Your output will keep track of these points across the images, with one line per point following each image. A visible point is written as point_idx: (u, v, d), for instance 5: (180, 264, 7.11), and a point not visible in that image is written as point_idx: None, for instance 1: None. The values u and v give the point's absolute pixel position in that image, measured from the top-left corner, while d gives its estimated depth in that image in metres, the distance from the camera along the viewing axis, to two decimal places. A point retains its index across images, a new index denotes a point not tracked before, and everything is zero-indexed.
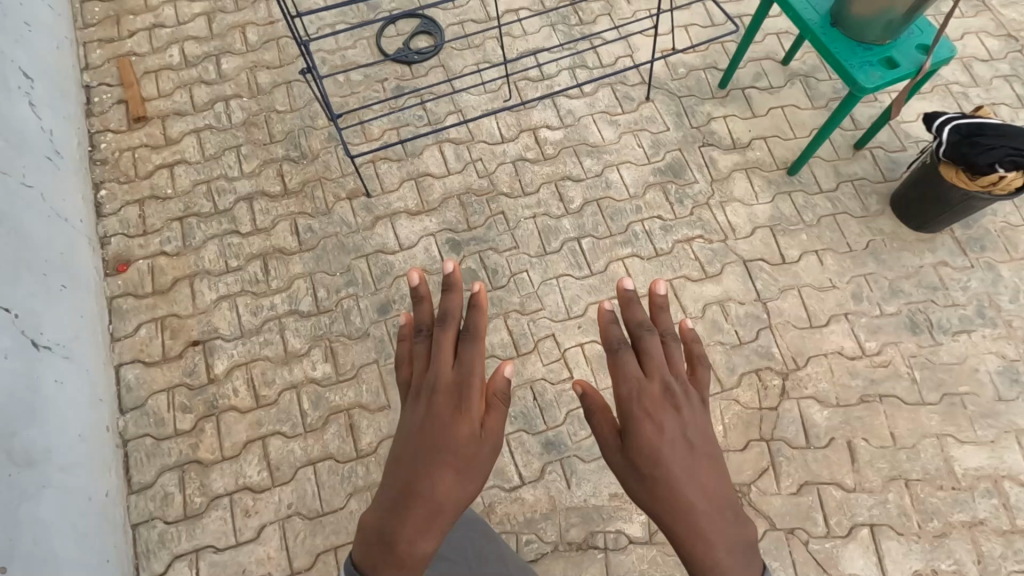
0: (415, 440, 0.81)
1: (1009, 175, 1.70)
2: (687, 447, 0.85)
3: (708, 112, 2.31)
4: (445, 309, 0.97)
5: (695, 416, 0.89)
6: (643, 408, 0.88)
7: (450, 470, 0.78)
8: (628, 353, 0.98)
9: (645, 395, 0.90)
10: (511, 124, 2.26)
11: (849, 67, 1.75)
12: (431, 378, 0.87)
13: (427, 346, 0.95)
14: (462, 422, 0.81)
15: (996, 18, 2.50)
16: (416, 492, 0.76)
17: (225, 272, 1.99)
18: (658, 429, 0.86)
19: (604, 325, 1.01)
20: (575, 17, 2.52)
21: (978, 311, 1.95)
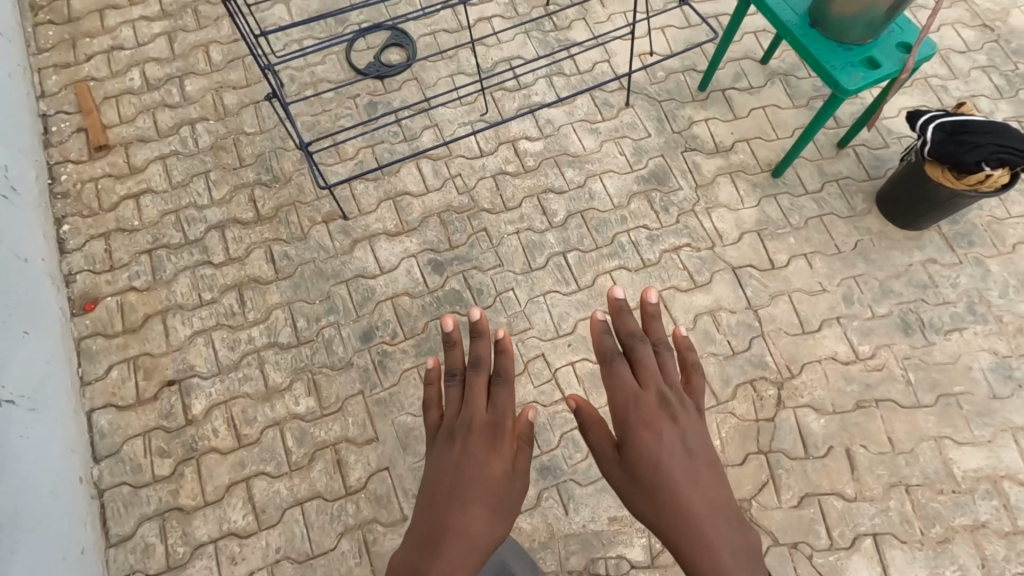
0: (449, 478, 0.89)
1: (995, 173, 1.69)
2: (684, 453, 0.91)
3: (689, 116, 2.27)
4: (478, 355, 1.13)
5: (692, 424, 0.96)
6: (639, 418, 0.96)
7: (483, 507, 0.86)
8: (623, 364, 1.08)
9: (642, 406, 0.98)
10: (489, 137, 2.20)
11: (830, 68, 1.72)
12: (467, 418, 1.00)
13: (460, 388, 1.09)
14: (496, 462, 0.92)
15: (971, 8, 2.49)
16: (449, 529, 0.82)
17: (199, 305, 1.91)
18: (656, 437, 0.93)
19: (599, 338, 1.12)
20: (549, 22, 2.46)
21: (969, 308, 1.93)
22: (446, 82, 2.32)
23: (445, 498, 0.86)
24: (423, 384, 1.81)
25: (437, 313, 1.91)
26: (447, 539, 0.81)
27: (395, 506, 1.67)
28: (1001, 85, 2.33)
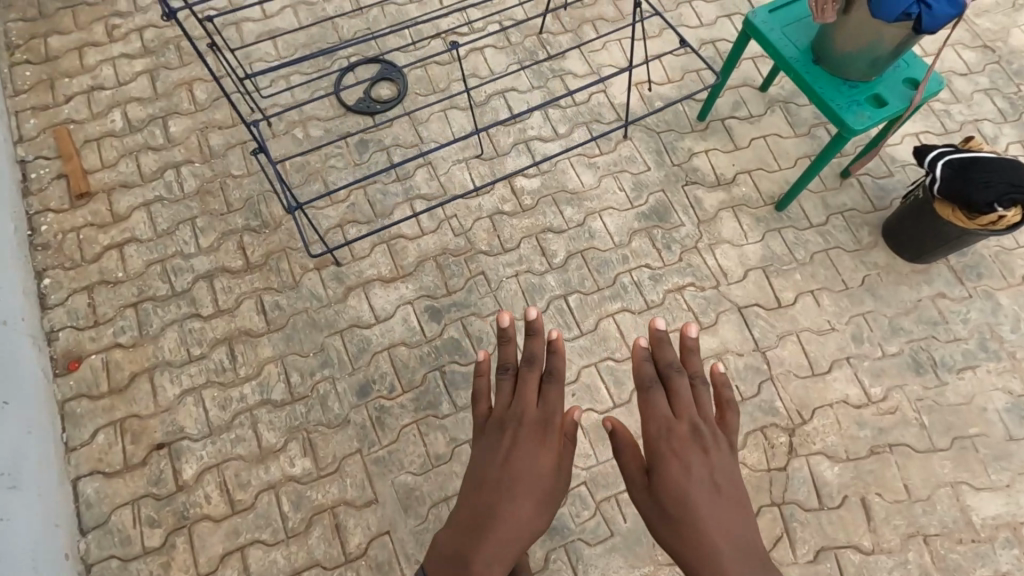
0: (498, 470, 1.03)
1: (1008, 214, 1.63)
2: (710, 485, 1.01)
3: (689, 147, 2.21)
4: (532, 354, 1.24)
5: (720, 461, 1.05)
6: (670, 449, 1.06)
7: (528, 500, 0.99)
8: (659, 395, 1.17)
9: (674, 438, 1.08)
10: (485, 175, 2.15)
11: (836, 107, 1.66)
12: (519, 414, 1.13)
13: (513, 380, 1.22)
14: (543, 459, 1.05)
15: (971, 28, 2.45)
16: (496, 518, 0.96)
17: (188, 361, 1.84)
18: (684, 468, 1.03)
19: (640, 367, 1.21)
20: (542, 52, 2.41)
21: (981, 344, 1.89)
22: (438, 117, 2.26)
23: (494, 489, 1.00)
24: (423, 440, 1.75)
25: (436, 364, 1.85)
26: (494, 528, 0.95)
27: (398, 573, 1.61)
28: (1005, 108, 2.29)
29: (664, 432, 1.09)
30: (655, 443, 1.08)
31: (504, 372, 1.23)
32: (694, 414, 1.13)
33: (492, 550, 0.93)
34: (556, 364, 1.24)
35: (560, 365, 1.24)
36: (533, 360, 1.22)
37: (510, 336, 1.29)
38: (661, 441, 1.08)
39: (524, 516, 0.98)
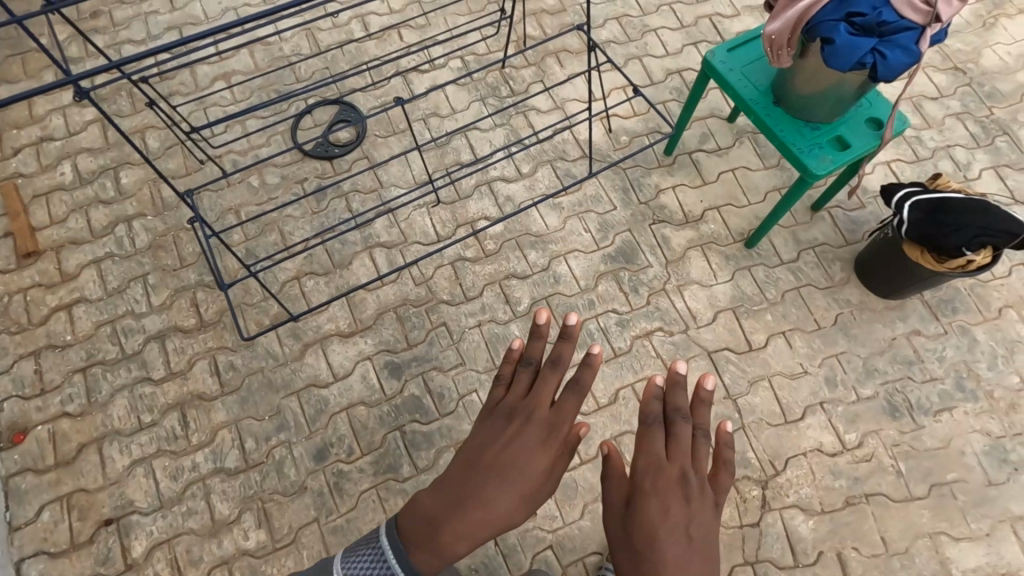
0: (495, 455, 1.01)
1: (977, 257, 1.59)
2: (683, 536, 0.93)
3: (656, 184, 2.16)
4: (559, 357, 1.12)
5: (703, 516, 0.96)
6: (653, 487, 0.98)
7: (511, 494, 0.97)
8: (658, 433, 1.06)
9: (662, 475, 0.99)
10: (446, 220, 2.09)
11: (798, 151, 1.61)
12: (529, 409, 1.07)
13: (532, 377, 1.12)
14: (539, 459, 1.01)
15: (941, 50, 2.41)
16: (474, 505, 0.97)
17: (138, 430, 1.77)
18: (662, 511, 0.95)
19: (646, 399, 1.09)
20: (505, 87, 2.35)
21: (958, 384, 1.84)
22: (398, 159, 2.20)
23: (480, 473, 1.00)
24: (383, 507, 1.69)
25: (395, 423, 1.78)
26: (469, 511, 0.97)
27: None
28: (977, 133, 2.24)
29: (651, 470, 1.00)
30: (640, 474, 0.99)
31: (524, 366, 1.13)
32: (688, 461, 1.03)
33: (460, 529, 0.96)
34: (585, 377, 1.12)
35: (589, 380, 1.12)
36: (557, 363, 1.11)
37: (541, 333, 1.16)
38: (647, 476, 1.00)
39: (504, 508, 0.98)
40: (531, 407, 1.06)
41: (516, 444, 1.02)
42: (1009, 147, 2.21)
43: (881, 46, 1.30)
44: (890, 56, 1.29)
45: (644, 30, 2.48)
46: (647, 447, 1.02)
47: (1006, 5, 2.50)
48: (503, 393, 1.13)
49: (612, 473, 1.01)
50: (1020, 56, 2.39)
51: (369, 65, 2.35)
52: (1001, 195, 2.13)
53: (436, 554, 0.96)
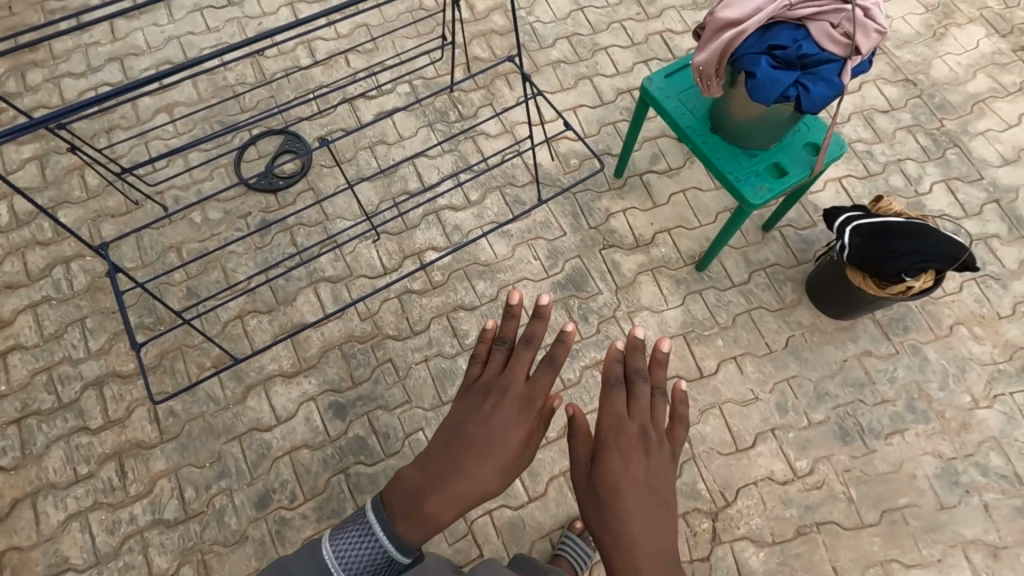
0: (474, 428, 1.08)
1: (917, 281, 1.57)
2: (644, 487, 1.00)
3: (606, 207, 2.13)
4: (532, 335, 1.19)
5: (661, 464, 1.04)
6: (615, 442, 1.05)
7: (490, 465, 1.04)
8: (619, 394, 1.14)
9: (622, 433, 1.06)
10: (392, 252, 2.05)
11: (735, 180, 1.58)
12: (504, 385, 1.14)
13: (508, 355, 1.19)
14: (513, 431, 1.08)
15: (892, 61, 2.40)
16: (456, 476, 1.03)
17: (74, 482, 1.72)
18: (624, 463, 1.02)
19: (607, 363, 1.17)
20: (454, 111, 2.32)
21: (909, 406, 1.82)
22: (344, 191, 2.15)
23: (459, 447, 1.06)
24: None
25: (339, 466, 1.75)
26: (452, 480, 1.03)
27: None
28: (928, 146, 2.23)
29: (613, 428, 1.08)
30: (602, 432, 1.07)
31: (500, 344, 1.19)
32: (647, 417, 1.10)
33: (443, 498, 1.02)
34: (558, 354, 1.19)
35: (562, 356, 1.19)
36: (530, 341, 1.18)
37: (515, 313, 1.23)
38: (609, 433, 1.07)
39: (483, 478, 1.04)
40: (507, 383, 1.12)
41: (493, 418, 1.08)
42: (959, 160, 2.20)
43: (804, 80, 1.27)
44: (813, 92, 1.27)
45: (595, 49, 2.45)
46: (609, 406, 1.10)
47: (956, 14, 2.50)
48: (480, 370, 1.20)
49: (577, 431, 1.08)
50: (970, 66, 2.39)
51: (315, 93, 2.31)
52: (952, 209, 2.12)
53: (423, 524, 1.01)
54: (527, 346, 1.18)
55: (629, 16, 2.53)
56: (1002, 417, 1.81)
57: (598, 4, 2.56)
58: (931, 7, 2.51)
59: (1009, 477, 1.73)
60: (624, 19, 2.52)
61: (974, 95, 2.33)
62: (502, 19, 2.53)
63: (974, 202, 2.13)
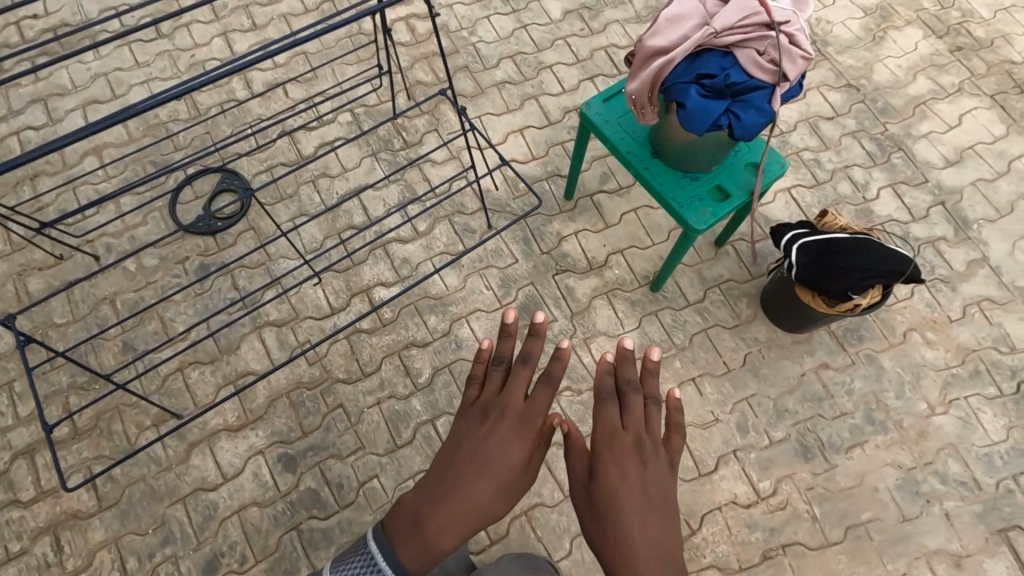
0: (474, 448, 1.05)
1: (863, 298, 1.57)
2: (642, 496, 0.98)
3: (558, 231, 2.09)
4: (528, 355, 1.17)
5: (657, 472, 1.02)
6: (611, 454, 1.03)
7: (491, 484, 1.01)
8: (612, 406, 1.12)
9: (617, 442, 1.05)
10: (339, 290, 1.98)
11: (678, 205, 1.55)
12: (502, 405, 1.11)
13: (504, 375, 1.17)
14: (514, 449, 1.05)
15: (834, 67, 2.41)
16: (455, 500, 0.99)
17: (6, 561, 1.62)
18: (620, 474, 1.00)
19: (598, 376, 1.16)
20: (398, 139, 2.26)
21: (868, 417, 1.81)
22: (287, 229, 2.08)
23: (459, 466, 1.03)
24: None
25: (292, 522, 1.68)
26: (452, 505, 0.98)
27: None
28: (874, 151, 2.24)
29: (608, 439, 1.06)
30: (597, 443, 1.06)
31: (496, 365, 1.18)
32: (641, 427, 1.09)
33: (445, 521, 0.97)
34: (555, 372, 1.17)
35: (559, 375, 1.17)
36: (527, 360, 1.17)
37: (510, 334, 1.22)
38: (603, 445, 1.05)
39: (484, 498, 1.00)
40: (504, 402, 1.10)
41: (492, 438, 1.05)
42: (904, 163, 2.21)
43: (734, 109, 1.25)
44: (744, 121, 1.25)
45: (539, 67, 2.41)
46: (601, 417, 1.10)
47: (893, 17, 2.52)
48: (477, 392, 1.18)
49: (574, 444, 1.06)
50: (909, 68, 2.41)
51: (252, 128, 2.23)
52: (899, 213, 2.13)
53: (426, 549, 0.96)
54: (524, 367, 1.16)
55: (573, 32, 2.50)
56: (958, 422, 1.81)
57: (541, 21, 2.53)
58: (870, 11, 2.54)
59: (968, 483, 1.74)
60: (568, 35, 2.49)
61: (915, 97, 2.35)
62: (444, 40, 2.48)
63: (920, 206, 2.14)
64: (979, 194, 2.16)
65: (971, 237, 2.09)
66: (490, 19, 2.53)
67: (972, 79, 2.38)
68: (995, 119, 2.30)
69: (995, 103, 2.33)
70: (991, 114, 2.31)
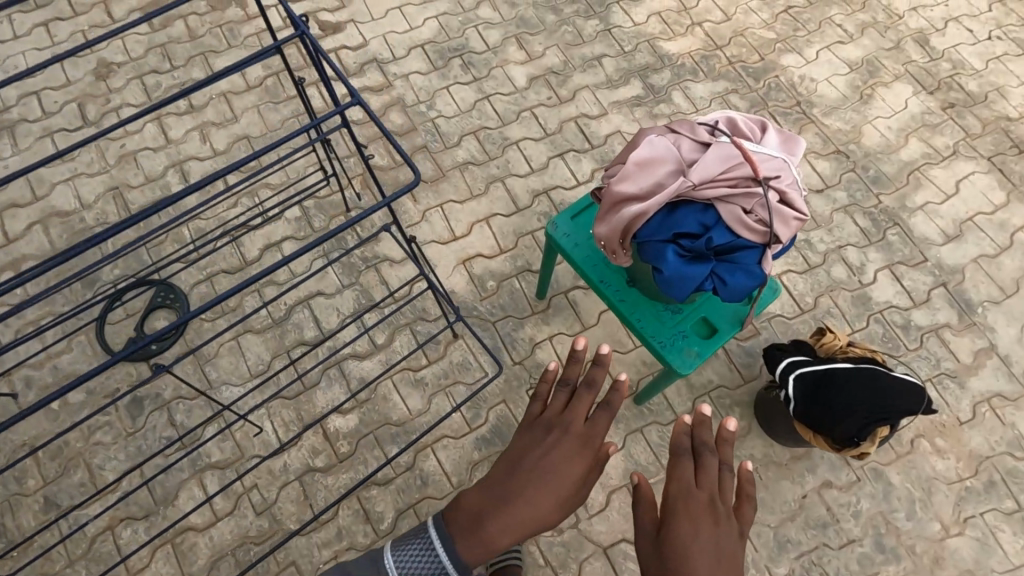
0: (535, 460, 1.08)
1: (864, 444, 1.43)
2: (715, 558, 0.90)
3: (530, 336, 1.91)
4: (592, 380, 1.17)
5: (730, 541, 0.94)
6: (685, 512, 0.96)
7: (549, 499, 1.05)
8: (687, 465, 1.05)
9: (691, 500, 0.98)
10: (290, 421, 1.78)
11: (661, 345, 1.37)
12: (567, 421, 1.13)
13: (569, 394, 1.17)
14: (574, 467, 1.08)
15: (821, 132, 2.25)
16: (514, 502, 1.04)
17: None
18: (693, 531, 0.93)
19: (675, 431, 1.10)
20: (352, 235, 2.06)
21: (876, 544, 1.66)
22: (229, 349, 1.87)
23: (521, 477, 1.07)
24: None
25: None
26: (511, 507, 1.04)
27: None
28: (869, 227, 2.07)
29: (682, 496, 0.99)
30: (670, 498, 0.99)
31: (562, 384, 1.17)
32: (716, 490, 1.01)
33: (504, 524, 1.03)
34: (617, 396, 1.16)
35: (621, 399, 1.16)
36: (591, 384, 1.17)
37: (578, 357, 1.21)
38: (678, 500, 0.99)
39: (542, 509, 1.04)
40: (568, 421, 1.11)
41: (556, 452, 1.08)
42: (901, 241, 2.05)
43: (719, 273, 1.08)
44: (731, 287, 1.08)
45: (505, 144, 2.22)
46: (676, 471, 1.03)
47: (880, 72, 2.37)
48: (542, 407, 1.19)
49: (644, 499, 1.00)
50: (901, 130, 2.25)
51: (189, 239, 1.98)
52: (899, 298, 1.97)
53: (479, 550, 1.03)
54: (591, 388, 1.17)
55: (540, 101, 2.31)
56: (975, 544, 1.66)
57: (505, 90, 2.34)
58: (855, 66, 2.38)
59: None
60: (535, 105, 2.30)
61: (908, 163, 2.19)
62: (400, 116, 2.29)
63: (921, 289, 1.98)
64: (982, 272, 2.01)
65: (977, 322, 1.94)
66: (450, 90, 2.33)
67: (967, 139, 2.23)
68: (994, 185, 2.15)
69: (993, 166, 2.18)
70: (990, 179, 2.16)
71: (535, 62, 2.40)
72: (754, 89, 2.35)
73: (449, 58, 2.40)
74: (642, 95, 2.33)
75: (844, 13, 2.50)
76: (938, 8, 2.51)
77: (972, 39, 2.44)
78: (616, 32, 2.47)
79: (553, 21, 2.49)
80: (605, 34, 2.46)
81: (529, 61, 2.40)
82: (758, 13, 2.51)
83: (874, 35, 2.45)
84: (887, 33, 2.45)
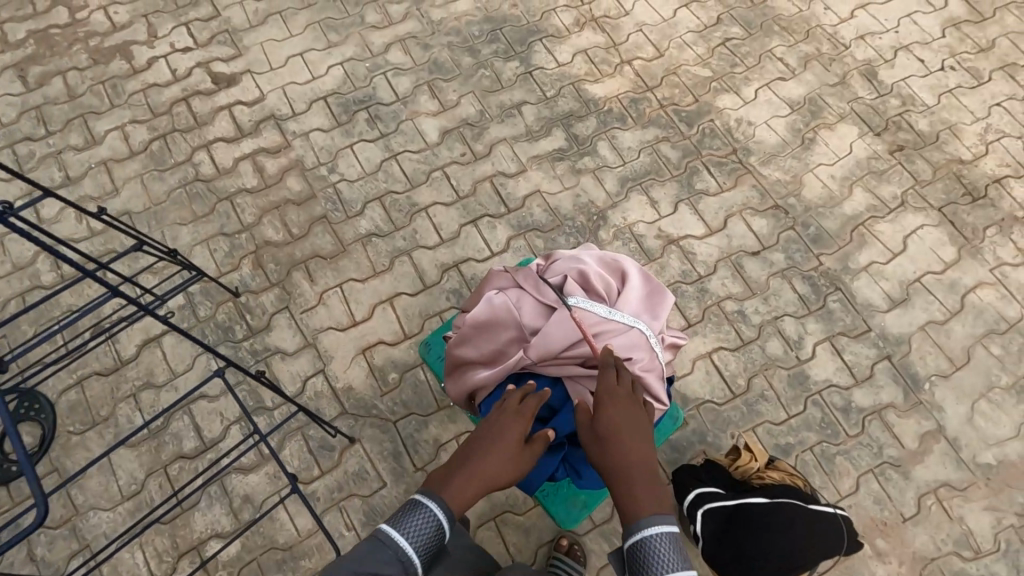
0: (485, 433, 1.13)
1: None
2: (635, 436, 1.10)
3: (434, 436, 1.73)
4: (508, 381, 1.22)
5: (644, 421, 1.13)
6: (611, 408, 1.11)
7: (505, 455, 1.10)
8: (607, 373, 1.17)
9: (616, 396, 1.12)
10: (165, 551, 1.60)
11: (547, 497, 1.61)
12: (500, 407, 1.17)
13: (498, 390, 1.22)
14: (518, 427, 1.13)
15: (758, 184, 2.06)
16: (469, 466, 1.07)
17: None
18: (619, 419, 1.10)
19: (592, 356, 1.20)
20: (241, 324, 1.87)
21: None
22: (99, 467, 1.69)
23: (476, 447, 1.11)
24: None
25: None
26: (466, 469, 1.06)
27: None
28: (807, 293, 1.90)
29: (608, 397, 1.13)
30: (599, 401, 1.12)
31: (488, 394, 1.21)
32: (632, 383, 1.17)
33: (467, 479, 1.05)
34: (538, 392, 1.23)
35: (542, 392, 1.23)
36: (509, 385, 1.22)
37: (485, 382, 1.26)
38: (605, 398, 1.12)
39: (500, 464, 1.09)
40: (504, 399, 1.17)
41: (498, 421, 1.13)
42: (843, 309, 1.88)
43: (569, 459, 1.29)
44: (579, 469, 1.30)
45: (413, 211, 2.03)
46: (600, 379, 1.14)
47: (824, 112, 2.18)
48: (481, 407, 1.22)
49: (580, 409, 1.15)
50: (844, 179, 2.06)
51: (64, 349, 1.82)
52: (839, 375, 1.80)
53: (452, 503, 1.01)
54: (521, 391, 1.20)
55: (452, 158, 2.11)
56: None
57: (414, 147, 2.13)
58: (797, 106, 2.19)
59: None
60: (447, 163, 2.10)
61: (852, 217, 2.01)
62: (298, 181, 2.08)
63: (863, 364, 1.81)
64: (930, 342, 1.84)
65: (924, 401, 1.77)
66: (354, 149, 2.13)
67: (917, 188, 2.05)
68: (945, 239, 1.97)
69: (944, 218, 2.00)
70: (940, 233, 1.98)
71: (449, 112, 2.19)
72: (686, 136, 2.15)
73: (354, 111, 2.19)
74: (565, 147, 2.13)
75: (786, 44, 2.30)
76: (887, 36, 2.31)
77: (923, 70, 2.25)
78: (537, 75, 2.26)
79: (469, 64, 2.28)
80: (526, 77, 2.26)
81: (441, 112, 2.19)
82: (693, 46, 2.31)
83: (818, 69, 2.25)
84: (831, 66, 2.26)
